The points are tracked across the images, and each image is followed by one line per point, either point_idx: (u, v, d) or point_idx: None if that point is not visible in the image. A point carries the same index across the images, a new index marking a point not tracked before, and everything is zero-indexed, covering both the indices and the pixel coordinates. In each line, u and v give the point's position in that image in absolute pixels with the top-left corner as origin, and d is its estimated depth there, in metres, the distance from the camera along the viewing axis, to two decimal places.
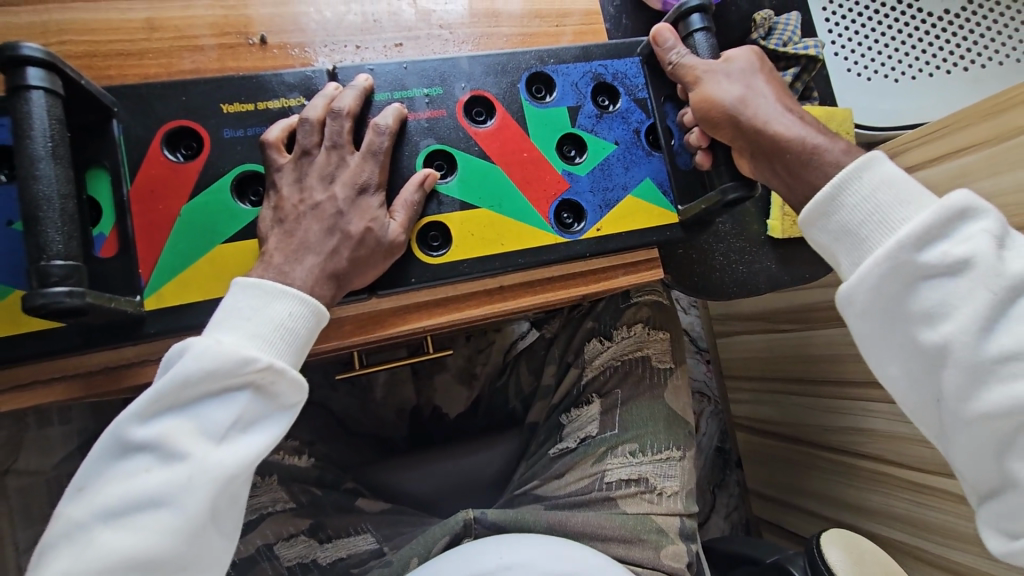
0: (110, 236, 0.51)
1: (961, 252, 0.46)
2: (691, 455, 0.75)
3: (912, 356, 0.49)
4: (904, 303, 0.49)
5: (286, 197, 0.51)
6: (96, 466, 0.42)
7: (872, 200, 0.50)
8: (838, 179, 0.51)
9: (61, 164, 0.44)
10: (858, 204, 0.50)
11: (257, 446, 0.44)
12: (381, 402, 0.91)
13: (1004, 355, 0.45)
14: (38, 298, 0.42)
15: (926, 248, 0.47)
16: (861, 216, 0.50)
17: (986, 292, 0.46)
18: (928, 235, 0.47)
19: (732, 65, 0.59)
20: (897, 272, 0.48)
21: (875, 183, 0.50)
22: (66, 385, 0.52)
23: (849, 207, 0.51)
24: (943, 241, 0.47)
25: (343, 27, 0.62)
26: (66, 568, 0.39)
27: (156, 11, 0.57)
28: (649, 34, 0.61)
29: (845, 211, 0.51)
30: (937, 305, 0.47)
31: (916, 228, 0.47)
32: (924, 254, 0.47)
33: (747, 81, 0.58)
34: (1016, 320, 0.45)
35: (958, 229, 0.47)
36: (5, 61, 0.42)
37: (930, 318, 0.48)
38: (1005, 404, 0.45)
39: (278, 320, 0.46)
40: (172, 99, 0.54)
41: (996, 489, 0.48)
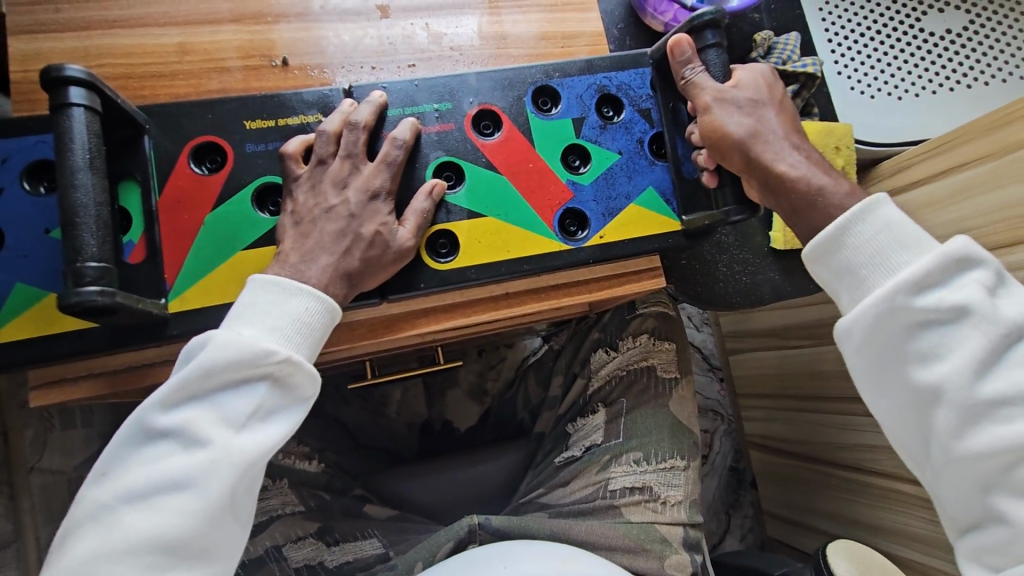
0: (139, 243, 0.55)
1: (958, 299, 0.48)
2: (695, 465, 0.75)
3: (906, 394, 0.50)
4: (901, 343, 0.49)
5: (302, 203, 0.54)
6: (121, 452, 0.44)
7: (875, 242, 0.51)
8: (843, 220, 0.52)
9: (98, 174, 0.47)
10: (860, 245, 0.51)
11: (275, 435, 0.46)
12: (393, 417, 0.93)
13: (999, 398, 0.46)
14: (72, 297, 0.45)
15: (924, 293, 0.49)
16: (863, 256, 0.51)
17: (982, 338, 0.47)
18: (927, 281, 0.49)
19: (746, 93, 0.60)
20: (894, 314, 0.49)
21: (877, 226, 0.51)
22: (93, 383, 0.55)
23: (852, 247, 0.52)
24: (942, 287, 0.49)
25: (359, 50, 0.65)
26: (94, 546, 0.41)
27: (187, 36, 0.62)
28: (667, 42, 0.62)
29: (849, 251, 0.52)
30: (933, 347, 0.48)
31: (914, 273, 0.49)
32: (921, 299, 0.48)
33: (758, 112, 0.59)
34: (1011, 365, 0.47)
35: (954, 277, 0.49)
36: (51, 82, 0.46)
37: (927, 360, 0.49)
38: (997, 446, 0.46)
39: (295, 315, 0.49)
40: (199, 115, 0.58)
41: (975, 524, 0.49)
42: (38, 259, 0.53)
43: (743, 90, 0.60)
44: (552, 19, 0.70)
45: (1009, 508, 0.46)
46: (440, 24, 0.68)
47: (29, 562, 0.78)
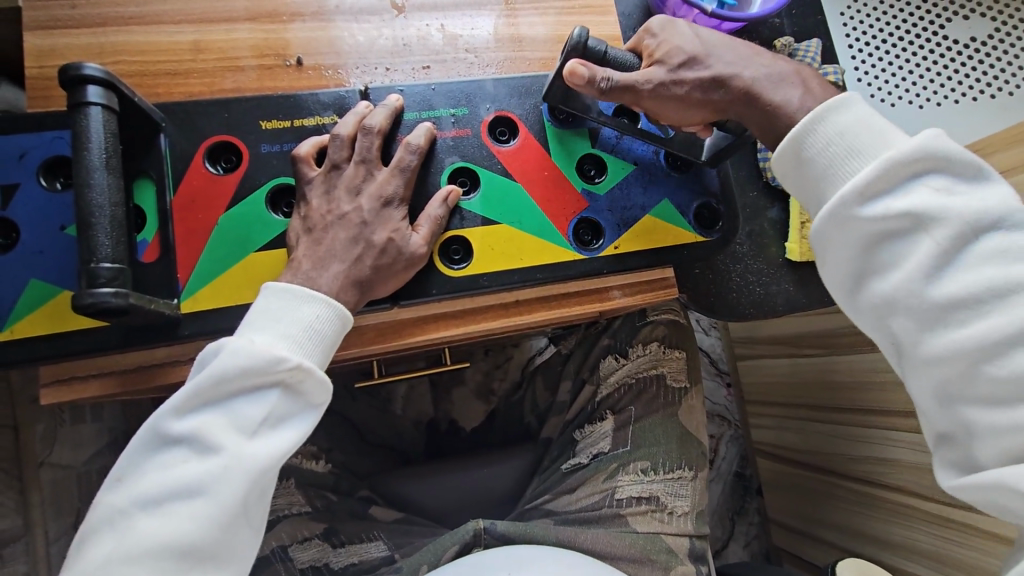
0: (152, 242, 0.55)
1: (904, 206, 0.48)
2: (702, 475, 0.75)
3: (866, 305, 0.52)
4: (859, 256, 0.51)
5: (315, 207, 0.54)
6: (136, 457, 0.44)
7: (829, 151, 0.52)
8: (796, 132, 0.53)
9: (114, 174, 0.47)
10: (813, 157, 0.53)
11: (287, 441, 0.46)
12: (399, 414, 0.92)
13: (950, 303, 0.48)
14: (86, 297, 0.45)
15: (871, 202, 0.49)
16: (817, 170, 0.53)
17: (932, 242, 0.48)
18: (872, 190, 0.49)
19: (664, 59, 0.58)
20: (845, 228, 0.50)
21: (829, 133, 0.52)
22: (104, 381, 0.54)
23: (808, 161, 0.53)
24: (890, 194, 0.49)
25: (374, 50, 0.65)
26: (109, 552, 0.41)
27: (202, 34, 0.62)
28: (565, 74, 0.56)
29: (806, 165, 0.53)
30: (887, 257, 0.50)
31: (864, 180, 0.49)
32: (872, 206, 0.49)
33: (693, 65, 0.57)
34: (963, 267, 0.48)
35: (910, 178, 0.49)
36: (68, 80, 0.46)
37: (887, 267, 0.50)
38: (952, 350, 0.48)
39: (306, 322, 0.48)
40: (215, 115, 0.58)
41: (948, 433, 0.51)
42: (53, 256, 0.53)
43: (664, 61, 0.58)
44: (569, 23, 0.70)
45: (975, 415, 0.48)
46: (456, 25, 0.67)
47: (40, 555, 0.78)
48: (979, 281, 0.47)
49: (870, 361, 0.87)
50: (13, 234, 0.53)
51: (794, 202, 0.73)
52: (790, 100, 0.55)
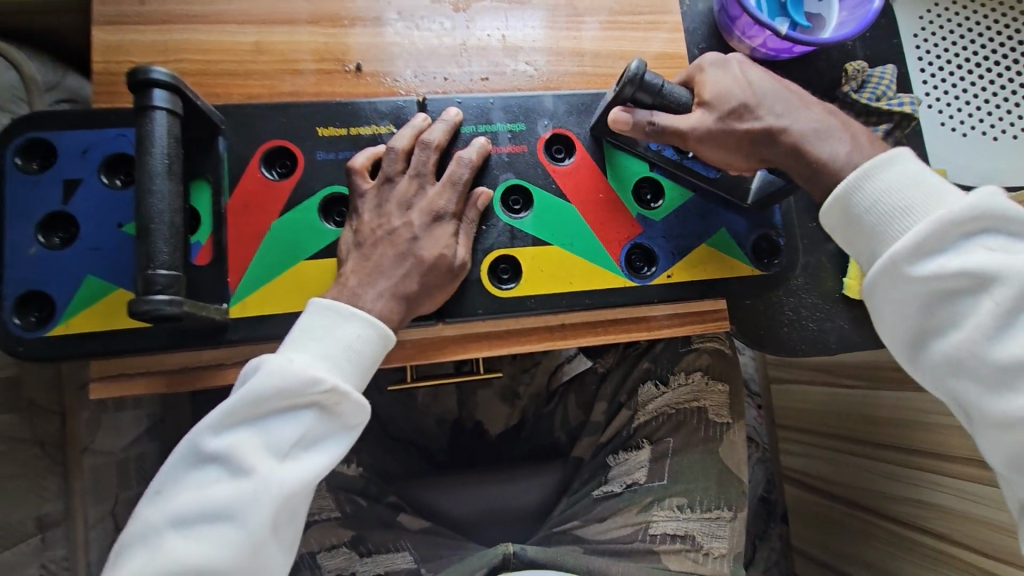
0: (205, 245, 0.55)
1: (962, 265, 0.45)
2: (743, 516, 0.72)
3: (927, 364, 0.48)
4: (916, 315, 0.48)
5: (367, 221, 0.53)
6: (173, 471, 0.44)
7: (880, 208, 0.49)
8: (841, 189, 0.51)
9: (174, 179, 0.47)
10: (861, 213, 0.50)
11: (319, 465, 0.45)
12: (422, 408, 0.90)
13: (1017, 366, 0.44)
14: (142, 304, 0.45)
15: (925, 261, 0.47)
16: (867, 226, 0.50)
17: (994, 302, 0.45)
18: (926, 248, 0.47)
19: (714, 104, 0.55)
20: (901, 286, 0.48)
21: (879, 189, 0.49)
22: (150, 379, 0.55)
23: (857, 217, 0.51)
24: (945, 253, 0.46)
25: (433, 59, 0.64)
26: (141, 569, 0.41)
27: (264, 35, 0.61)
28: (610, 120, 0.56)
29: (856, 221, 0.51)
30: (946, 317, 0.47)
31: (918, 238, 0.47)
32: (925, 265, 0.47)
33: (743, 114, 0.55)
34: None
35: (967, 236, 0.46)
36: (136, 84, 0.46)
37: (948, 328, 0.47)
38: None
39: (347, 341, 0.47)
40: (272, 120, 0.57)
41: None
42: (110, 252, 0.54)
43: (712, 105, 0.55)
44: (633, 39, 0.68)
45: None
46: (516, 37, 0.66)
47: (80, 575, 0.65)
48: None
49: (917, 401, 0.83)
50: (73, 229, 0.54)
51: None
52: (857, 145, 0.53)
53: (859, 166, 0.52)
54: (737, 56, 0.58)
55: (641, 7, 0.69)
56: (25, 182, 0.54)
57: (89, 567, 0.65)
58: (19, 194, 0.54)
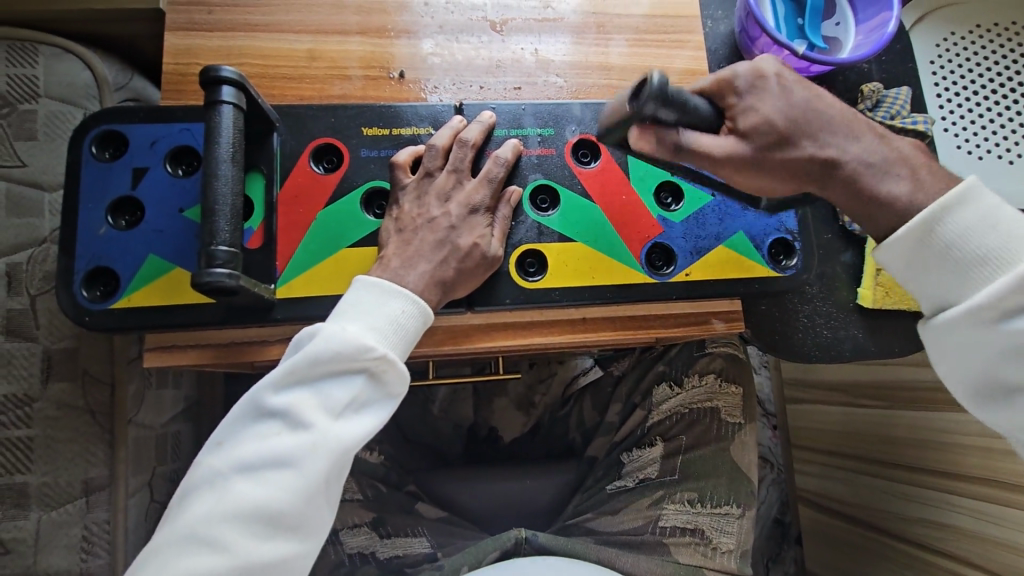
0: (257, 230, 0.59)
1: None
2: (751, 514, 0.73)
3: (1002, 410, 0.50)
4: (993, 366, 0.49)
5: (406, 211, 0.58)
6: (235, 424, 0.47)
7: (952, 254, 0.50)
8: (907, 233, 0.51)
9: (237, 166, 0.52)
10: (933, 259, 0.51)
11: (368, 426, 0.49)
12: (437, 418, 0.92)
13: None
14: (205, 276, 0.49)
15: (1007, 316, 0.48)
16: (940, 272, 0.51)
17: None
18: (1004, 304, 0.47)
19: (749, 135, 0.52)
20: (978, 339, 0.49)
21: (951, 235, 0.50)
22: (200, 351, 0.59)
23: (929, 261, 0.51)
24: None
25: (471, 69, 0.69)
26: (207, 509, 0.44)
27: (318, 43, 0.67)
28: (632, 136, 0.52)
29: (927, 265, 0.51)
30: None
31: (997, 293, 0.47)
32: (1006, 321, 0.48)
33: (782, 146, 0.51)
34: None
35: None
36: (207, 80, 0.51)
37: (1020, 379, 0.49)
38: None
39: (393, 315, 0.51)
40: (323, 119, 0.63)
41: None
42: (170, 234, 0.59)
43: (747, 135, 0.52)
44: (657, 55, 0.72)
45: None
46: (549, 52, 0.71)
47: (119, 538, 0.68)
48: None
49: (934, 421, 0.84)
50: (138, 212, 0.59)
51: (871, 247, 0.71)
52: (890, 179, 0.52)
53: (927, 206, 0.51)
54: (770, 68, 0.53)
55: (667, 26, 0.73)
56: (98, 169, 0.59)
57: (127, 531, 0.69)
58: (93, 180, 0.59)
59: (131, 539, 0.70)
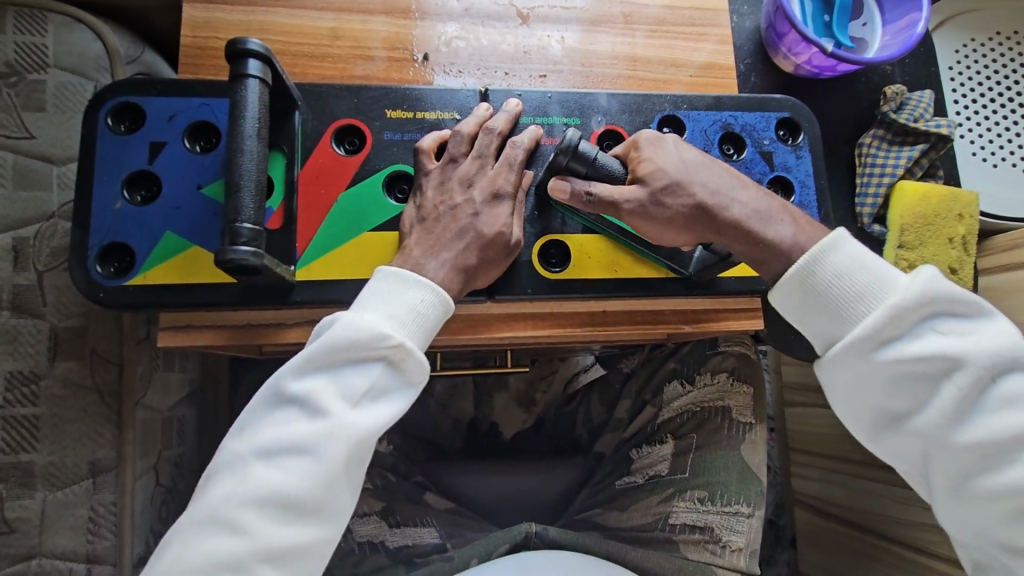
0: (277, 211, 0.58)
1: (919, 352, 0.47)
2: (761, 514, 0.71)
3: (895, 443, 0.50)
4: (881, 397, 0.49)
5: (430, 197, 0.57)
6: (255, 410, 0.46)
7: (832, 293, 0.50)
8: (792, 275, 0.52)
9: (262, 142, 0.51)
10: (817, 297, 0.51)
11: (386, 414, 0.47)
12: (437, 411, 0.90)
13: (981, 447, 0.46)
14: (229, 254, 0.48)
15: (885, 346, 0.48)
16: (823, 309, 0.51)
17: (957, 389, 0.46)
18: (883, 335, 0.48)
19: (648, 179, 0.55)
20: (865, 371, 0.49)
21: (827, 271, 0.50)
22: (215, 332, 0.58)
23: (813, 299, 0.51)
24: (901, 339, 0.48)
25: (496, 55, 0.68)
26: (226, 492, 0.43)
27: (341, 22, 0.65)
28: (548, 187, 0.56)
29: (812, 303, 0.51)
30: (911, 399, 0.48)
31: (874, 327, 0.48)
32: (885, 351, 0.48)
33: (676, 191, 0.55)
34: (990, 411, 0.46)
35: (920, 320, 0.48)
36: (232, 53, 0.50)
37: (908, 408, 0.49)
38: (1002, 495, 0.46)
39: (413, 304, 0.50)
40: (345, 100, 0.61)
41: (986, 561, 0.50)
42: (187, 211, 0.57)
43: (646, 181, 0.55)
44: (684, 48, 0.71)
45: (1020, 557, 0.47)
46: (576, 40, 0.70)
47: (125, 520, 0.66)
48: (1005, 429, 0.45)
49: None
50: (154, 187, 0.58)
51: (888, 251, 0.73)
52: (805, 226, 0.55)
53: (805, 249, 0.52)
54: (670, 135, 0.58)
55: (694, 19, 0.72)
56: (114, 142, 0.58)
57: (134, 515, 0.68)
58: (109, 153, 0.57)
59: (138, 523, 0.68)
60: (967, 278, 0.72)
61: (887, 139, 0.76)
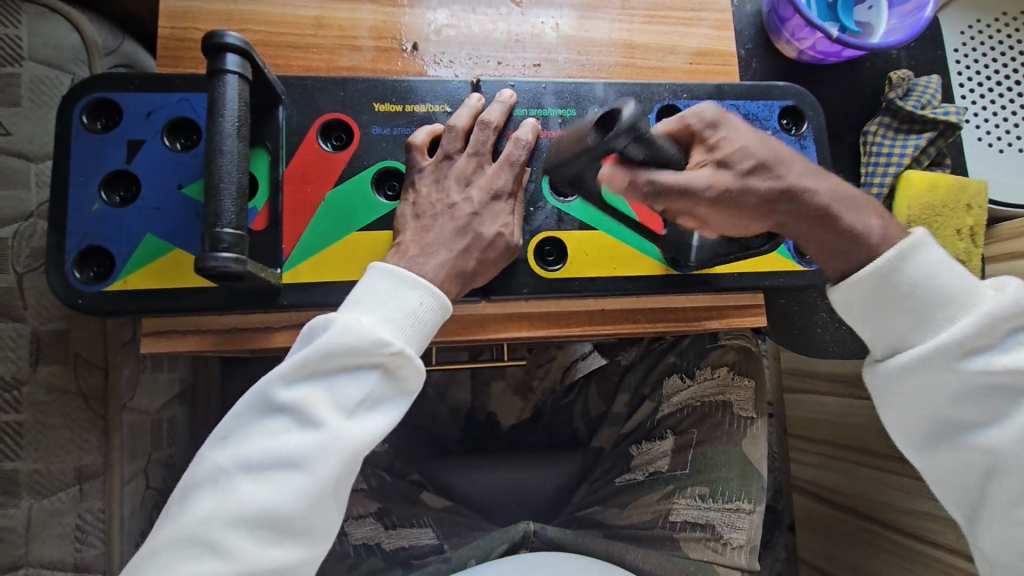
0: (261, 211, 0.56)
1: (1004, 364, 0.48)
2: (762, 510, 0.71)
3: (955, 452, 0.51)
4: (952, 406, 0.50)
5: (423, 194, 0.54)
6: (242, 419, 0.45)
7: (915, 295, 0.49)
8: (877, 268, 0.49)
9: (243, 143, 0.48)
10: (903, 296, 0.50)
11: (380, 425, 0.46)
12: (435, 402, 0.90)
13: None
14: (210, 261, 0.46)
15: (970, 355, 0.49)
16: (907, 311, 0.50)
17: None
18: (970, 344, 0.49)
19: (729, 160, 0.48)
20: (945, 380, 0.49)
21: (914, 272, 0.49)
22: (200, 337, 0.56)
23: (898, 296, 0.50)
24: (987, 350, 0.49)
25: (488, 43, 0.65)
26: (210, 508, 0.42)
27: (325, 10, 0.62)
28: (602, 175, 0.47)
29: (898, 300, 0.50)
30: (984, 409, 0.50)
31: (963, 334, 0.49)
32: (971, 361, 0.49)
33: (762, 171, 0.48)
34: None
35: (1008, 332, 0.49)
36: (210, 48, 0.47)
37: (968, 416, 0.50)
38: None
39: (409, 308, 0.48)
40: (332, 93, 0.59)
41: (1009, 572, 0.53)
42: (168, 213, 0.55)
43: (726, 163, 0.48)
44: (684, 33, 0.69)
45: None
46: (572, 27, 0.67)
47: (114, 527, 0.66)
48: None
49: None
50: (133, 188, 0.56)
51: None
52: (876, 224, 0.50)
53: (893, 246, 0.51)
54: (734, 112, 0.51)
55: (695, 2, 0.69)
56: (90, 141, 0.55)
57: (123, 520, 0.67)
58: (84, 153, 0.55)
59: (127, 527, 0.68)
60: (975, 269, 0.71)
61: (893, 127, 0.74)
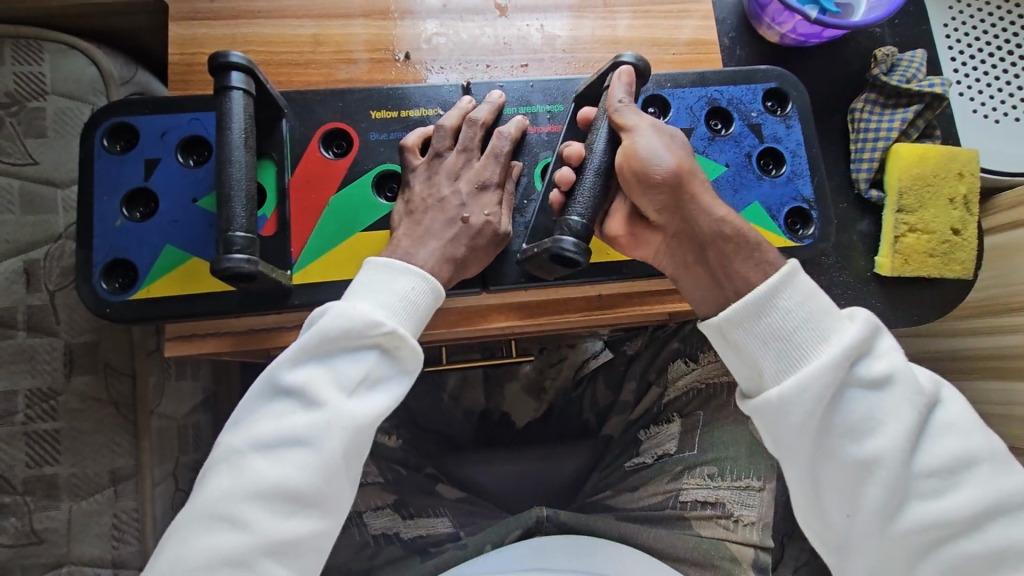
0: (271, 218, 0.59)
1: (881, 370, 0.49)
2: (773, 487, 0.69)
3: (838, 471, 0.49)
4: (830, 418, 0.49)
5: (417, 192, 0.57)
6: (252, 404, 0.48)
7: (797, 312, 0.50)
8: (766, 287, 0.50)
9: (250, 152, 0.52)
10: (789, 309, 0.50)
11: (382, 403, 0.48)
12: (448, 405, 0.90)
13: (926, 471, 0.48)
14: (223, 263, 0.50)
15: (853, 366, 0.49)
16: (792, 322, 0.50)
17: (908, 414, 0.48)
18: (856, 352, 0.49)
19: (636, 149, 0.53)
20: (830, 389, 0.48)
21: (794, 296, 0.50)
22: (219, 340, 0.60)
23: (781, 310, 0.50)
24: (866, 358, 0.49)
25: (476, 48, 0.68)
26: (227, 485, 0.45)
27: (322, 28, 0.66)
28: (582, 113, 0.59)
29: (776, 315, 0.50)
30: (864, 421, 0.48)
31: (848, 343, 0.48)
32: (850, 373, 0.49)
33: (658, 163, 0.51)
34: (931, 439, 0.49)
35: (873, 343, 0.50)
36: (216, 67, 0.51)
37: (847, 439, 0.48)
38: (930, 522, 0.47)
39: (404, 293, 0.51)
40: (331, 103, 0.62)
41: None
42: (185, 224, 0.59)
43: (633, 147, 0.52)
44: (665, 26, 0.71)
45: None
46: (556, 27, 0.70)
47: (148, 526, 0.69)
48: (950, 453, 0.48)
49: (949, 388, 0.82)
50: (152, 204, 0.60)
51: (887, 216, 0.73)
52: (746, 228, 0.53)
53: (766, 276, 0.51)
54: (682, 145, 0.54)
55: None
56: (112, 162, 0.59)
57: (155, 520, 0.70)
58: (107, 173, 0.59)
59: (160, 527, 0.71)
60: (971, 237, 0.73)
61: (879, 103, 0.75)
